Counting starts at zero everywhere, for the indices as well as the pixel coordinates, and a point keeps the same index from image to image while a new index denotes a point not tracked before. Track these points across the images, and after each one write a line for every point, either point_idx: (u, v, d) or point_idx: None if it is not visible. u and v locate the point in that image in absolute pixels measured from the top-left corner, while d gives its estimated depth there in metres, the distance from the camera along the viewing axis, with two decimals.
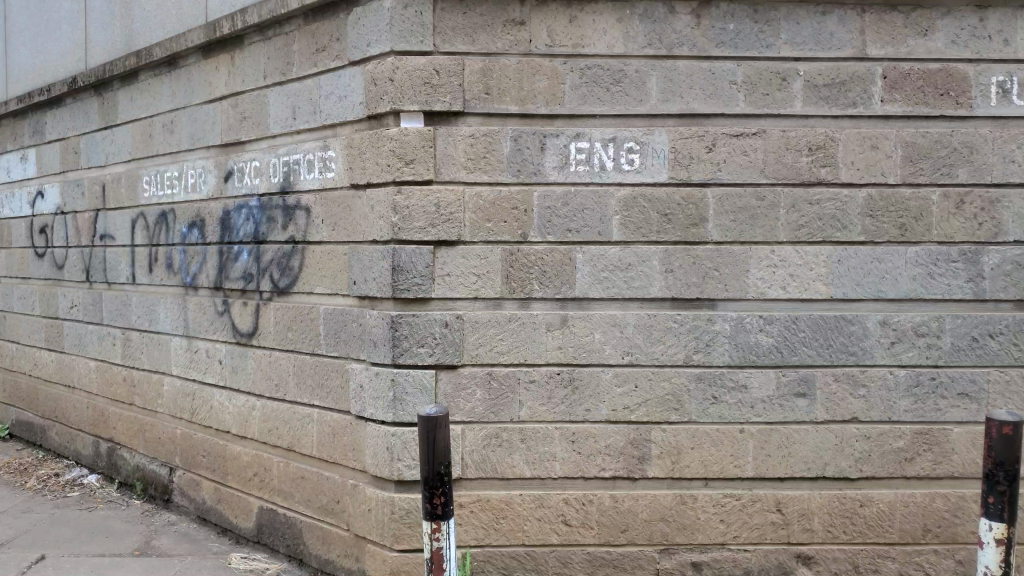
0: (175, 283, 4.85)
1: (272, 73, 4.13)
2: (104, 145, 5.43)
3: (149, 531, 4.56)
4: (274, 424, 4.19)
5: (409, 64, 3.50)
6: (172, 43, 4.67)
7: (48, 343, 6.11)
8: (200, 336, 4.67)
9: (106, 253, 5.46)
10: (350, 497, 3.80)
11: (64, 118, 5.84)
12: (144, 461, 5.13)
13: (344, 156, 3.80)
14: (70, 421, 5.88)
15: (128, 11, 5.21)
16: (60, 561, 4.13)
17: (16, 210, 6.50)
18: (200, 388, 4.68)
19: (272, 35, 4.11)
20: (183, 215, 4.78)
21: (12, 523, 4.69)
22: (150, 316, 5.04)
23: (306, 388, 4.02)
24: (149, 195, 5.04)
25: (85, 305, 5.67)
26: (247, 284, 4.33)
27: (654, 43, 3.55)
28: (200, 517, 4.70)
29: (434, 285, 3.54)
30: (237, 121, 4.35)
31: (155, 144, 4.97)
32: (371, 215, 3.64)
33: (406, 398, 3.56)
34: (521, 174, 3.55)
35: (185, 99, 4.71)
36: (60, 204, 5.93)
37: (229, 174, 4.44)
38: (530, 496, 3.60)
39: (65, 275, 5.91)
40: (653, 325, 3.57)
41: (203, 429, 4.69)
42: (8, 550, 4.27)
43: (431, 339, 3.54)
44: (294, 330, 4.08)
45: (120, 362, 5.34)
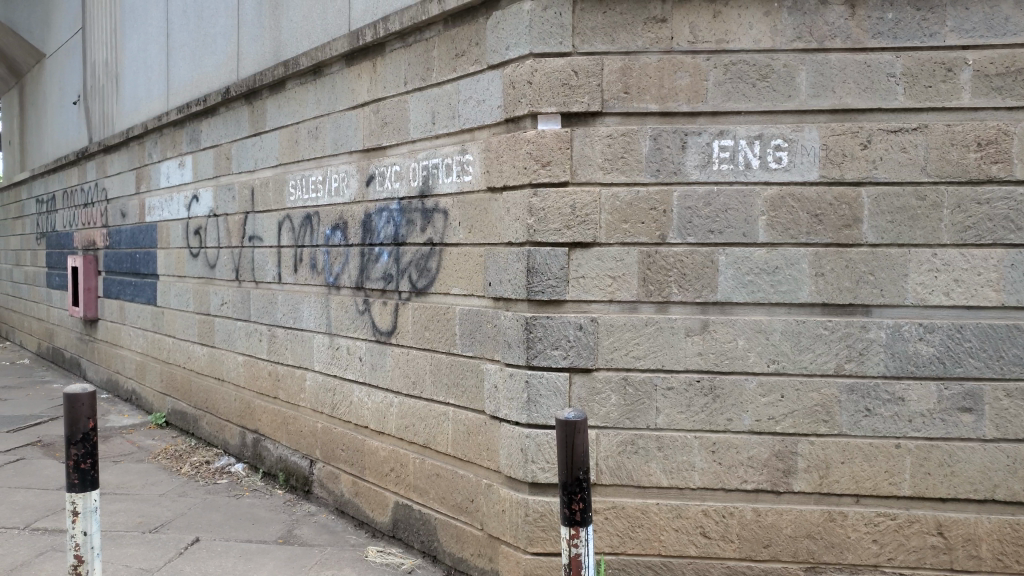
0: (319, 283, 5.05)
1: (413, 79, 4.22)
2: (254, 151, 5.73)
3: (291, 521, 4.76)
4: (411, 422, 4.28)
5: (548, 66, 3.48)
6: (318, 52, 4.86)
7: (201, 338, 6.51)
8: (341, 335, 4.84)
9: (255, 253, 5.76)
10: (484, 497, 3.82)
11: (218, 126, 6.21)
12: (287, 452, 5.37)
13: (482, 160, 3.83)
14: (220, 412, 6.24)
15: (277, 23, 5.47)
16: (212, 544, 4.38)
17: (174, 213, 6.97)
18: (340, 384, 4.85)
19: (413, 41, 4.21)
20: (326, 218, 4.97)
21: (170, 506, 5.02)
22: (295, 314, 5.28)
23: (442, 386, 4.08)
24: (295, 199, 5.28)
25: (235, 302, 6.00)
26: (387, 284, 4.45)
27: (804, 36, 3.39)
28: (339, 509, 4.87)
29: (569, 287, 3.50)
30: (379, 126, 4.48)
31: (300, 150, 5.19)
32: (507, 217, 3.64)
33: (540, 400, 3.54)
34: (661, 174, 3.46)
35: (329, 106, 4.89)
36: (213, 207, 6.31)
37: (371, 178, 4.57)
38: (668, 505, 3.51)
39: (217, 274, 6.28)
40: (801, 331, 3.40)
41: (343, 423, 4.86)
42: (166, 531, 4.57)
43: (566, 342, 3.50)
44: (431, 329, 4.15)
45: (266, 357, 5.62)
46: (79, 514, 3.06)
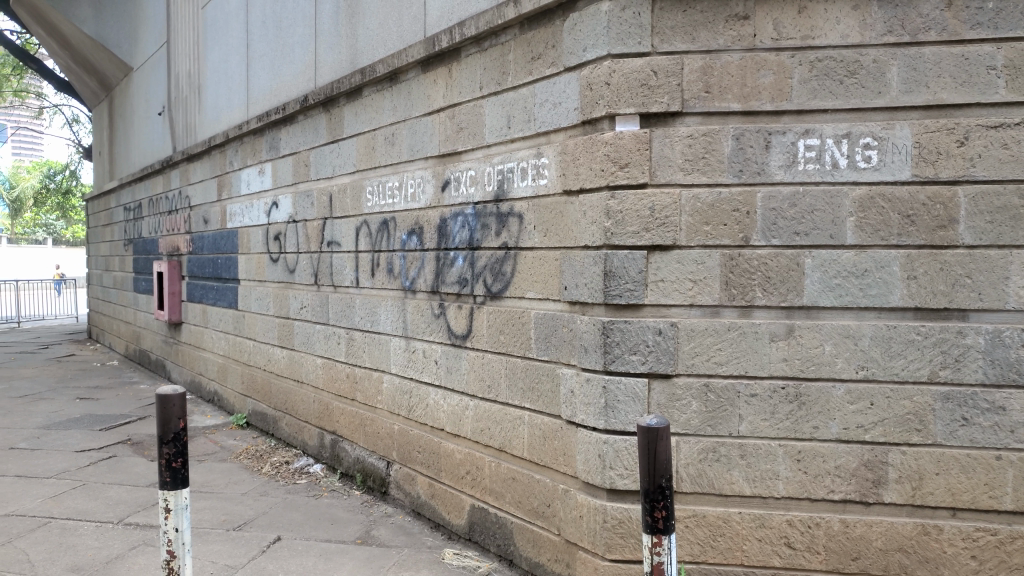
0: (396, 287, 5.11)
1: (489, 83, 4.23)
2: (332, 158, 5.84)
3: (369, 522, 4.83)
4: (487, 425, 4.28)
5: (626, 67, 3.44)
6: (395, 59, 4.92)
7: (281, 341, 6.67)
8: (417, 338, 4.89)
9: (333, 258, 5.87)
10: (561, 502, 3.79)
11: (297, 134, 6.35)
12: (364, 454, 5.45)
13: (558, 163, 3.80)
14: (299, 413, 6.38)
15: (354, 31, 5.57)
16: (293, 543, 4.47)
17: (254, 219, 7.16)
18: (417, 387, 4.90)
19: (488, 46, 4.22)
20: (403, 223, 5.03)
21: (253, 505, 5.15)
22: (372, 317, 5.36)
23: (517, 390, 4.06)
24: (371, 204, 5.36)
25: (314, 306, 6.13)
26: (462, 288, 4.47)
27: (895, 30, 3.27)
28: (415, 511, 4.92)
29: (648, 290, 3.43)
30: (455, 131, 4.51)
31: (377, 157, 5.27)
32: (583, 220, 3.60)
33: (618, 406, 3.48)
34: (744, 175, 3.39)
35: (406, 113, 4.95)
36: (292, 214, 6.46)
37: (447, 183, 4.60)
38: (751, 514, 3.41)
39: (296, 279, 6.43)
40: (892, 337, 3.27)
41: (419, 425, 4.90)
42: (249, 529, 4.69)
43: (644, 347, 3.44)
44: (506, 333, 4.15)
45: (344, 360, 5.72)
46: (171, 511, 3.15)
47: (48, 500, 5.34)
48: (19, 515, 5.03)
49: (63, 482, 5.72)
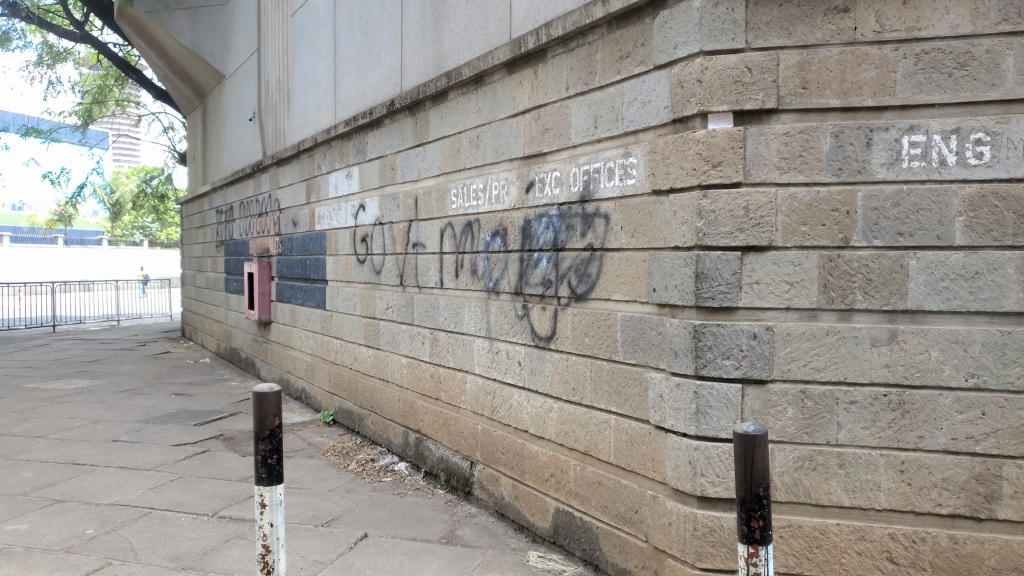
0: (480, 288, 5.13)
1: (575, 83, 4.20)
2: (418, 161, 5.91)
3: (453, 521, 4.86)
4: (572, 428, 4.24)
5: (719, 64, 3.35)
6: (481, 61, 4.94)
7: (367, 340, 6.80)
8: (500, 339, 4.90)
9: (418, 259, 5.94)
10: (649, 508, 3.71)
11: (383, 138, 6.46)
12: (448, 453, 5.50)
13: (646, 162, 3.72)
14: (384, 411, 6.48)
15: (440, 34, 5.63)
16: (380, 540, 4.54)
17: (342, 221, 7.33)
18: (500, 388, 4.90)
19: (575, 46, 4.19)
20: (487, 225, 5.05)
21: (340, 501, 5.25)
22: (456, 319, 5.40)
23: (603, 394, 4.01)
24: (456, 206, 5.40)
25: (399, 306, 6.22)
26: (546, 290, 4.45)
27: (1010, 18, 3.10)
28: (498, 512, 4.92)
29: (742, 293, 3.34)
30: (541, 133, 4.49)
31: (462, 159, 5.31)
32: (673, 220, 3.52)
33: (710, 411, 3.39)
34: (843, 173, 3.26)
35: (491, 114, 4.97)
36: (378, 216, 6.57)
37: (531, 184, 4.59)
38: (850, 526, 3.27)
39: (382, 280, 6.53)
40: (1005, 343, 3.10)
41: (503, 427, 4.90)
42: (337, 525, 4.78)
43: (738, 351, 3.34)
44: (591, 335, 4.09)
45: (428, 360, 5.78)
46: (266, 506, 3.22)
47: (149, 491, 5.57)
48: (122, 505, 5.27)
49: (162, 475, 5.97)
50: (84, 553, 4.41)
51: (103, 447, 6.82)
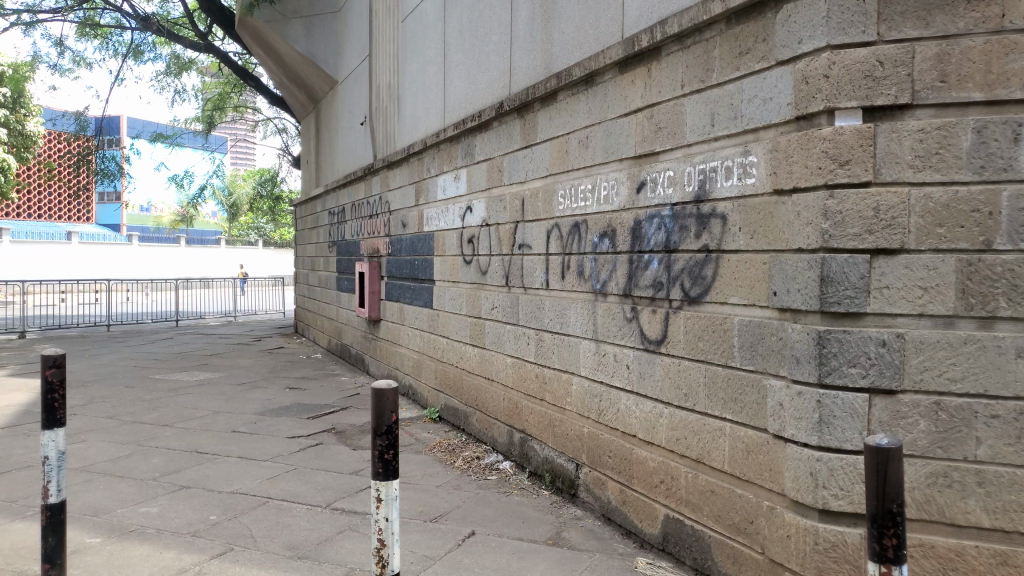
0: (587, 290, 5.09)
1: (691, 81, 4.10)
2: (525, 162, 5.94)
3: (559, 523, 4.84)
4: (684, 434, 4.14)
5: (848, 58, 3.20)
6: (591, 62, 4.91)
7: (472, 339, 6.87)
8: (608, 341, 4.85)
9: (524, 260, 5.96)
10: (766, 519, 3.57)
11: (491, 140, 6.52)
12: (553, 455, 5.49)
13: (767, 161, 3.59)
14: (489, 410, 6.54)
15: (550, 35, 5.64)
16: (488, 538, 4.57)
17: (449, 223, 7.44)
18: (608, 391, 4.85)
19: (691, 43, 4.10)
20: (595, 226, 5.00)
21: (447, 498, 5.32)
22: (562, 320, 5.38)
23: (717, 400, 3.89)
24: (564, 207, 5.38)
25: (505, 307, 6.26)
26: (657, 292, 4.37)
27: None
28: (605, 516, 4.88)
29: (870, 298, 3.17)
30: (654, 132, 4.41)
31: (571, 160, 5.29)
32: (796, 221, 3.38)
33: (834, 422, 3.24)
34: (986, 171, 3.07)
35: (601, 114, 4.92)
36: (485, 217, 6.64)
37: (643, 184, 4.51)
38: (990, 549, 3.06)
39: (488, 280, 6.59)
40: None
41: (610, 430, 4.85)
42: (445, 522, 4.85)
43: (866, 359, 3.18)
44: (705, 339, 3.99)
45: (533, 360, 5.79)
46: (382, 501, 3.28)
47: (266, 481, 5.81)
48: (242, 493, 5.51)
49: (278, 466, 6.21)
50: (209, 538, 4.63)
51: (223, 436, 7.16)
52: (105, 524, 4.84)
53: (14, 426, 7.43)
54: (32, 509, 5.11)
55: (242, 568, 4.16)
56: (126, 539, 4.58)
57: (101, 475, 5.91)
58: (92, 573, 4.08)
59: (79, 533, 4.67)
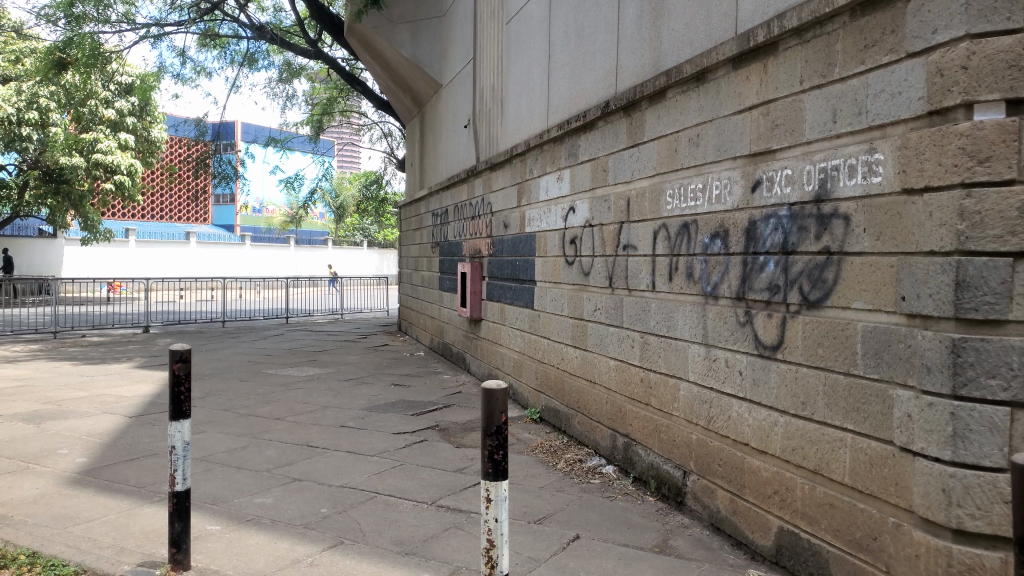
0: (696, 292, 4.97)
1: (811, 77, 3.94)
2: (632, 162, 5.85)
3: (666, 530, 4.75)
4: (801, 444, 3.97)
5: (990, 47, 3.00)
6: (703, 59, 4.80)
7: (574, 340, 6.83)
8: (718, 346, 4.72)
9: (629, 261, 5.87)
10: (891, 537, 3.37)
11: (596, 140, 6.47)
12: (659, 460, 5.39)
13: (894, 159, 3.40)
14: (591, 413, 6.49)
15: (658, 33, 5.55)
16: (592, 543, 4.52)
17: (551, 223, 7.43)
18: (718, 397, 4.72)
19: (811, 37, 3.93)
20: (706, 226, 4.88)
21: (551, 500, 5.30)
22: (669, 323, 5.28)
23: (838, 410, 3.72)
24: (672, 207, 5.28)
25: (608, 309, 6.19)
26: (773, 296, 4.21)
27: None
28: (714, 525, 4.75)
29: (1012, 305, 2.96)
30: (769, 130, 4.26)
31: (680, 159, 5.18)
32: (929, 222, 3.19)
33: (970, 436, 3.03)
34: None
35: (713, 112, 4.80)
36: (589, 218, 6.59)
37: (757, 184, 4.37)
38: None
39: (591, 281, 6.53)
40: None
41: (720, 438, 4.71)
42: (550, 524, 4.83)
43: (1007, 370, 2.97)
44: (824, 346, 3.82)
45: (638, 363, 5.70)
46: (492, 501, 3.28)
47: (374, 476, 5.95)
48: (351, 487, 5.66)
49: (384, 461, 6.34)
50: (320, 530, 4.77)
51: (332, 431, 7.38)
52: (225, 512, 5.06)
53: (142, 416, 7.89)
54: (158, 494, 5.40)
55: (352, 561, 4.26)
56: (244, 528, 4.77)
57: (220, 465, 6.19)
58: (214, 559, 4.26)
59: (201, 520, 4.90)
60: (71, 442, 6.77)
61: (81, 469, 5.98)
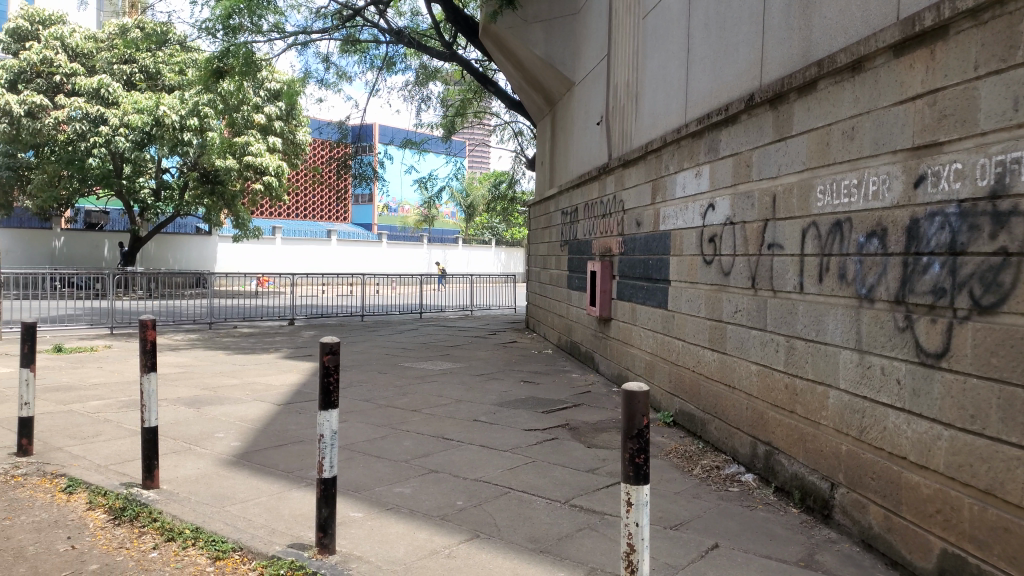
0: (849, 294, 4.70)
1: (988, 62, 3.62)
2: (778, 157, 5.61)
3: (811, 544, 4.51)
4: (969, 460, 3.67)
5: None
6: (860, 47, 4.52)
7: (712, 343, 6.63)
8: (873, 352, 4.44)
9: (774, 261, 5.63)
10: None
11: (739, 135, 6.25)
12: (804, 471, 5.14)
13: None
14: (729, 418, 6.28)
15: (808, 21, 5.28)
16: (732, 553, 4.35)
17: (688, 221, 7.25)
18: (872, 407, 4.44)
19: (989, 18, 3.61)
20: (861, 224, 4.60)
21: (688, 506, 5.17)
22: (819, 326, 5.02)
23: (1014, 426, 3.40)
24: (823, 205, 5.01)
25: (750, 311, 5.97)
26: (937, 300, 3.91)
27: None
28: (865, 542, 4.47)
29: None
30: (936, 121, 3.96)
31: (832, 154, 4.92)
32: None
33: None
34: None
35: (870, 103, 4.51)
36: (730, 216, 6.37)
37: (921, 179, 4.07)
38: None
39: (731, 282, 6.32)
40: None
41: (873, 450, 4.43)
42: (687, 531, 4.70)
43: None
44: (998, 355, 3.51)
45: (782, 369, 5.46)
46: (633, 505, 3.21)
47: (507, 471, 6.00)
48: (485, 481, 5.73)
49: (517, 457, 6.38)
50: (457, 522, 4.85)
51: (465, 425, 7.51)
52: (367, 500, 5.24)
53: (289, 404, 8.32)
54: (306, 479, 5.67)
55: (489, 555, 4.30)
56: (385, 516, 4.92)
57: (361, 454, 6.42)
58: (357, 545, 4.42)
59: (346, 507, 5.09)
60: (226, 426, 7.22)
61: (236, 452, 6.36)
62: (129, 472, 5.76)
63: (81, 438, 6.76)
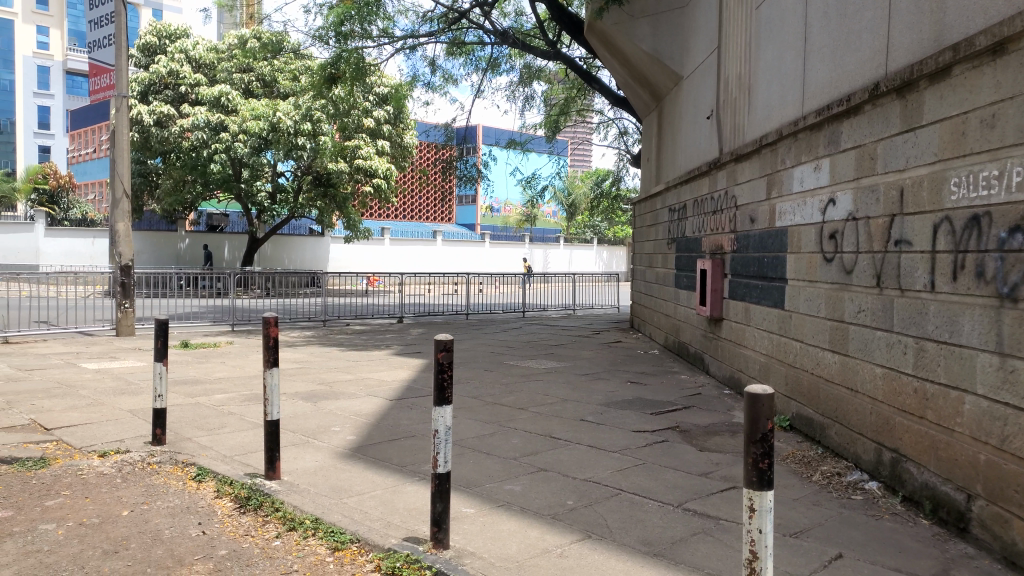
0: (988, 294, 4.40)
1: None
2: (906, 148, 5.31)
3: (946, 559, 4.24)
4: None
5: None
6: (1002, 28, 4.21)
7: (833, 344, 6.35)
8: (1017, 356, 4.13)
9: (902, 259, 5.33)
10: None
11: (862, 126, 5.95)
12: (936, 481, 4.85)
13: None
14: (851, 424, 5.99)
15: (942, 3, 4.97)
16: (857, 564, 4.14)
17: (806, 217, 6.97)
18: (1014, 415, 4.13)
19: None
20: (1003, 219, 4.29)
21: (808, 513, 4.96)
22: (953, 328, 4.72)
23: None
24: (958, 198, 4.71)
25: (875, 311, 5.68)
26: None
27: None
28: (1008, 559, 4.16)
29: None
30: None
31: (968, 143, 4.61)
32: None
33: None
34: None
35: (1014, 88, 4.20)
36: (852, 211, 6.08)
37: None
38: None
39: (854, 280, 6.03)
40: None
41: (1017, 460, 4.13)
42: (808, 539, 4.51)
43: None
44: None
45: (911, 372, 5.17)
46: (755, 511, 3.10)
47: (617, 472, 5.93)
48: (596, 482, 5.68)
49: (627, 459, 6.30)
50: (568, 522, 4.83)
51: (574, 424, 7.48)
52: (479, 496, 5.29)
53: (401, 399, 8.52)
54: (419, 474, 5.78)
55: (602, 556, 4.26)
56: (496, 513, 4.95)
57: (471, 450, 6.50)
58: (470, 541, 4.46)
59: (458, 502, 5.15)
60: (342, 420, 7.46)
61: (352, 446, 6.57)
62: (253, 462, 6.03)
63: (209, 429, 7.13)
